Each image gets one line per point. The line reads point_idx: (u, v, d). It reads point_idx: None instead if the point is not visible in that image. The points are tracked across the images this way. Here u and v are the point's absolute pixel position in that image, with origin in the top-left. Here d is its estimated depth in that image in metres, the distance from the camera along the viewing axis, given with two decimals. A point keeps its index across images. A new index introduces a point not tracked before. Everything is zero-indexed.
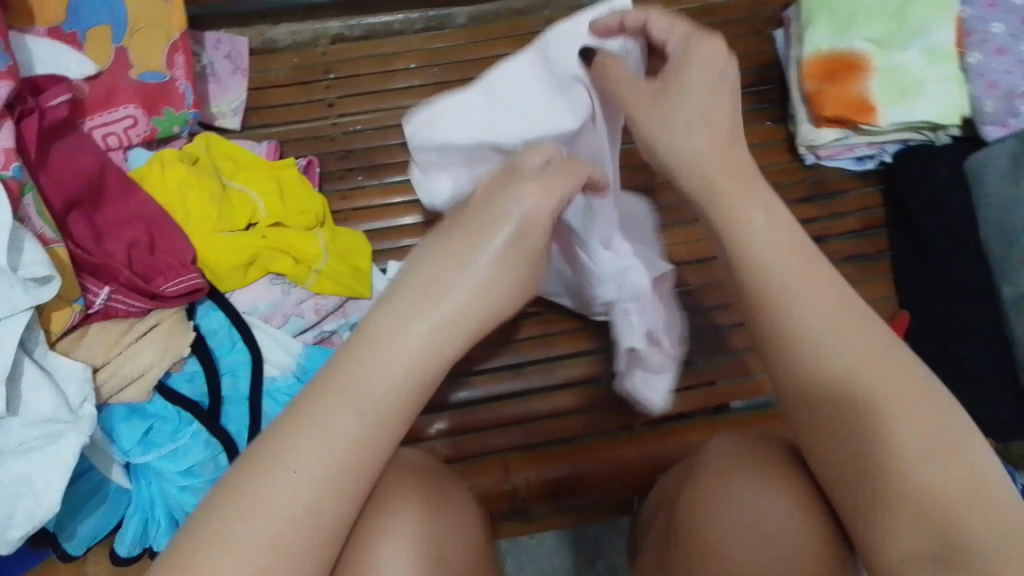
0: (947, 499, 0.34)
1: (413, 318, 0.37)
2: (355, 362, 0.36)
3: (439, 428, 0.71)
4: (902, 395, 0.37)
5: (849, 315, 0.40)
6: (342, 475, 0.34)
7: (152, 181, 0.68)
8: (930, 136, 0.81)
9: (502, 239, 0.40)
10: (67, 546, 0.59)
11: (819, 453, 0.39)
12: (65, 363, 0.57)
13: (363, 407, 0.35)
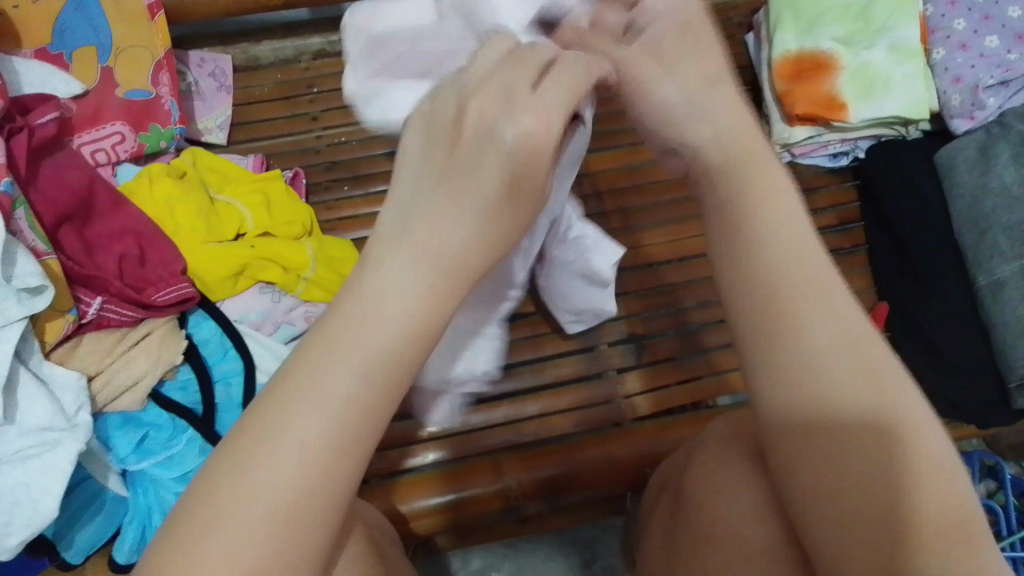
0: (926, 510, 0.31)
1: (394, 281, 0.32)
2: (336, 323, 0.31)
3: (433, 430, 0.71)
4: (906, 411, 0.33)
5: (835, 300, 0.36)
6: (330, 454, 0.29)
7: (141, 196, 0.69)
8: (902, 131, 0.83)
9: (497, 187, 0.36)
10: (66, 555, 0.61)
11: (804, 456, 0.35)
12: (59, 372, 0.58)
13: (359, 367, 0.30)
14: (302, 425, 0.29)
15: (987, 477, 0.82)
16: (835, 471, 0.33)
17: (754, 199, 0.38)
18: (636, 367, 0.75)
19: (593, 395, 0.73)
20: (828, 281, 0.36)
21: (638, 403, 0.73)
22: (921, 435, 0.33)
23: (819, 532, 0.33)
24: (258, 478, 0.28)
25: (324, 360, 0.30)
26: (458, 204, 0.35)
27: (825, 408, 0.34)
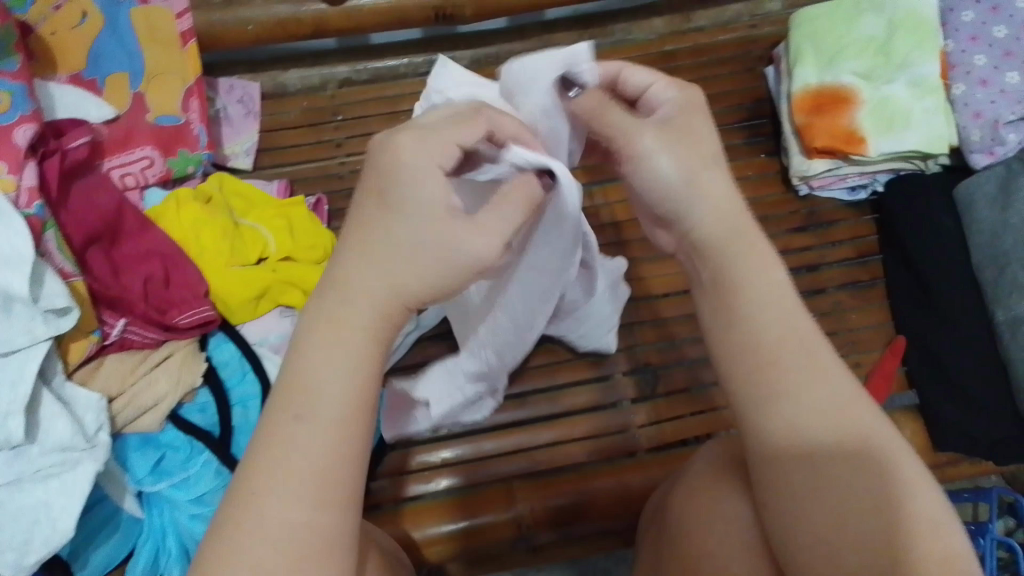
0: (910, 524, 0.36)
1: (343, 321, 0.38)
2: (298, 378, 0.37)
3: (446, 456, 0.72)
4: (881, 438, 0.38)
5: (799, 337, 0.40)
6: (322, 502, 0.34)
7: (167, 219, 0.71)
8: (920, 165, 0.84)
9: (392, 221, 0.40)
10: (81, 574, 0.61)
11: (775, 482, 0.39)
12: (81, 393, 0.59)
13: (308, 416, 0.36)
14: (297, 480, 0.34)
15: (1006, 515, 0.81)
16: (840, 522, 0.36)
17: (737, 271, 0.42)
18: (650, 398, 0.74)
19: (608, 425, 0.73)
20: (800, 342, 0.40)
21: (652, 433, 0.73)
22: (916, 489, 0.37)
23: (803, 551, 0.37)
24: (263, 530, 0.33)
25: (295, 418, 0.36)
26: (363, 238, 0.40)
27: (820, 462, 0.38)
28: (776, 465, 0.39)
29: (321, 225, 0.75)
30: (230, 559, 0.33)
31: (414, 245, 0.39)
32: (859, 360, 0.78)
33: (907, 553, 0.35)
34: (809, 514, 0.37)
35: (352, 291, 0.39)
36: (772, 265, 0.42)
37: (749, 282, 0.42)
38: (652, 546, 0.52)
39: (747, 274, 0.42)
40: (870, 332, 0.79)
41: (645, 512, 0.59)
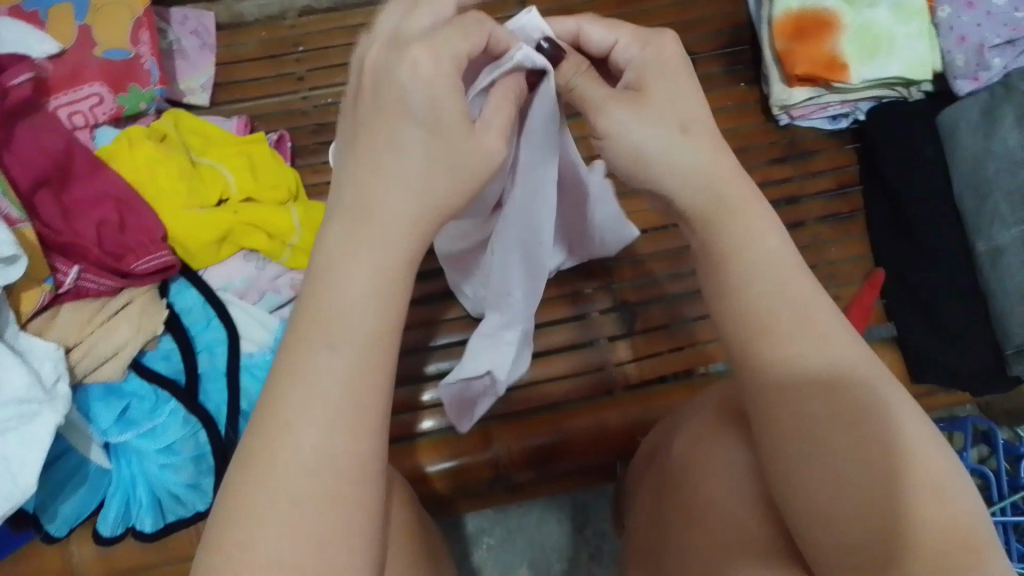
0: (910, 460, 0.35)
1: (363, 247, 0.35)
2: (315, 307, 0.35)
3: (430, 397, 0.70)
4: (869, 373, 0.37)
5: (786, 274, 0.39)
6: (350, 433, 0.33)
7: (120, 159, 0.68)
8: (903, 92, 0.82)
9: (415, 132, 0.37)
10: (50, 527, 0.60)
11: (774, 428, 0.38)
12: (37, 343, 0.57)
13: (338, 342, 0.34)
14: (319, 409, 0.32)
15: (980, 443, 0.81)
16: (835, 474, 0.36)
17: (736, 230, 0.40)
18: (629, 335, 0.73)
19: (586, 364, 0.72)
20: (796, 286, 0.39)
21: (630, 369, 0.72)
22: (917, 441, 0.36)
23: (802, 498, 0.37)
24: (287, 473, 0.32)
25: (327, 348, 0.33)
26: (377, 155, 0.37)
27: (814, 410, 0.37)
28: (770, 409, 0.38)
29: (285, 163, 0.71)
30: (247, 510, 0.31)
31: (426, 155, 0.37)
32: (838, 293, 0.77)
33: (900, 511, 0.34)
34: (804, 463, 0.36)
35: (369, 211, 0.36)
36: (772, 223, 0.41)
37: (768, 244, 0.40)
38: (654, 491, 0.52)
39: (754, 228, 0.40)
40: (850, 265, 0.78)
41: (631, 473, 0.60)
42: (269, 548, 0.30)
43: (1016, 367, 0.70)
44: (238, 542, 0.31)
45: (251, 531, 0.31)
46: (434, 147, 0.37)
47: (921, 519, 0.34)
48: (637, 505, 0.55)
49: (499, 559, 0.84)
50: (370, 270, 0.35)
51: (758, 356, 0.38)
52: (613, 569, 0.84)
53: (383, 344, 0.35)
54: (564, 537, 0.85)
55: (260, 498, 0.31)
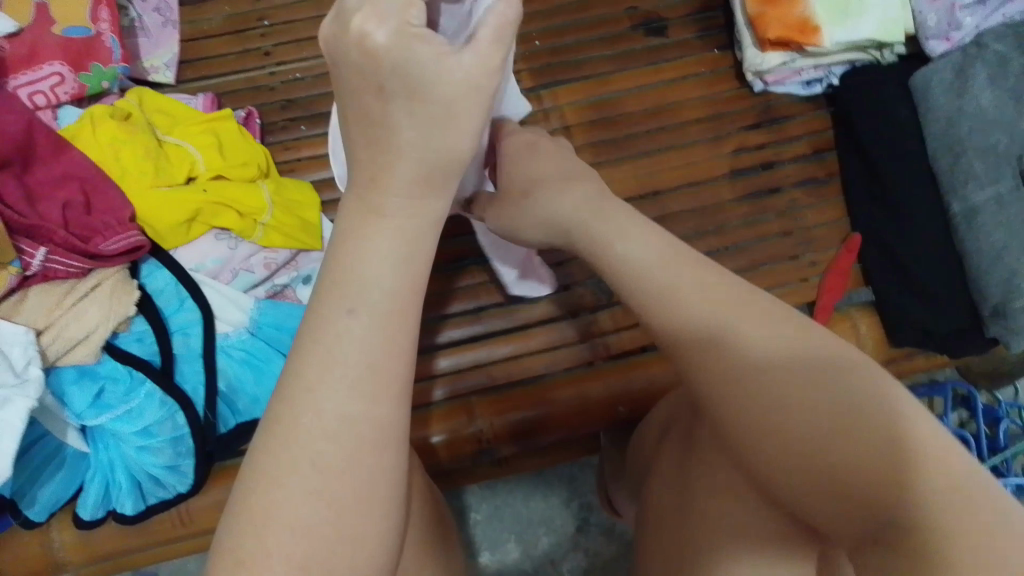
0: (879, 391, 0.34)
1: (378, 238, 0.32)
2: (343, 266, 0.32)
3: (445, 364, 0.71)
4: (809, 332, 0.37)
5: (695, 269, 0.41)
6: (367, 393, 0.31)
7: (83, 139, 0.66)
8: (876, 56, 0.81)
9: (401, 107, 0.32)
10: (29, 513, 0.60)
11: (748, 413, 0.37)
12: (5, 327, 0.57)
13: (360, 303, 0.31)
14: (346, 371, 0.31)
15: (959, 407, 0.83)
16: (808, 434, 0.35)
17: (630, 249, 0.43)
18: (608, 306, 0.73)
19: (564, 337, 0.72)
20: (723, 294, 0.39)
21: (611, 341, 0.72)
22: (909, 409, 0.34)
23: (795, 470, 0.36)
24: (319, 435, 0.30)
25: (347, 311, 0.31)
26: (381, 138, 0.33)
27: (793, 390, 0.36)
28: (743, 399, 0.37)
29: (253, 140, 0.71)
30: (268, 483, 0.30)
31: (425, 114, 0.33)
32: (815, 259, 0.78)
33: (898, 479, 0.31)
34: (789, 445, 0.35)
35: (392, 177, 0.33)
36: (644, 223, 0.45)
37: (617, 250, 0.43)
38: (678, 454, 0.51)
39: (613, 239, 0.44)
40: (826, 230, 0.79)
41: (649, 437, 0.59)
42: (294, 513, 0.30)
43: (994, 329, 0.70)
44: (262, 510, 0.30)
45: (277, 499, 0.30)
46: (428, 104, 0.33)
47: (915, 444, 0.32)
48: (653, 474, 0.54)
49: (487, 536, 0.84)
50: (411, 233, 0.32)
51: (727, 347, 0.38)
52: (601, 540, 0.85)
53: (414, 298, 0.32)
54: (552, 511, 0.85)
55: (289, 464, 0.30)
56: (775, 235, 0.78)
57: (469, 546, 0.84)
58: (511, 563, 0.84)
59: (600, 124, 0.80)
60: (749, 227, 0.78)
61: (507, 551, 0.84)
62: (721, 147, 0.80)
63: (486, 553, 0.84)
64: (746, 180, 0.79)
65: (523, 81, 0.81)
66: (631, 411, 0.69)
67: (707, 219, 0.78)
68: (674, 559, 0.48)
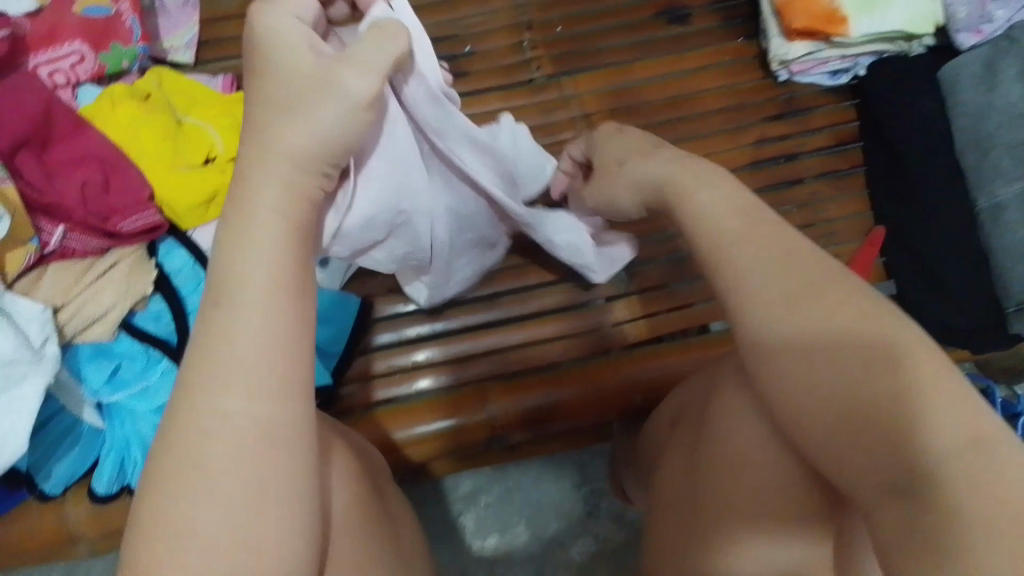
0: (913, 363, 0.35)
1: (252, 237, 0.34)
2: (226, 229, 0.35)
3: (423, 356, 0.70)
4: (842, 299, 0.38)
5: (753, 220, 0.42)
6: (257, 390, 0.31)
7: (102, 118, 0.67)
8: (903, 47, 0.80)
9: (283, 102, 0.38)
10: (44, 487, 0.61)
11: (781, 380, 0.38)
12: (23, 304, 0.57)
13: (227, 298, 0.33)
14: (228, 370, 0.31)
15: None
16: (840, 407, 0.36)
17: (696, 211, 0.44)
18: (625, 294, 0.73)
19: (580, 324, 0.72)
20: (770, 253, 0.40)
21: (627, 330, 0.72)
22: (928, 366, 0.35)
23: (825, 443, 0.37)
24: (215, 433, 0.31)
25: (215, 305, 0.33)
26: (265, 107, 0.38)
27: (818, 356, 0.37)
28: (773, 366, 0.39)
29: None
30: (160, 485, 0.30)
31: (292, 92, 0.38)
32: (836, 251, 0.77)
33: (919, 433, 0.33)
34: (815, 408, 0.37)
35: (265, 150, 0.37)
36: (724, 178, 0.45)
37: (698, 198, 0.44)
38: (686, 443, 0.51)
39: (693, 189, 0.45)
40: (849, 222, 0.78)
41: (659, 426, 0.59)
42: (203, 526, 0.29)
43: (1017, 325, 0.69)
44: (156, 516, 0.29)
45: (177, 500, 0.29)
46: (298, 87, 0.38)
47: (932, 422, 0.33)
48: (665, 467, 0.54)
49: (496, 519, 0.85)
50: (275, 211, 0.35)
51: (743, 319, 0.40)
52: (611, 526, 0.85)
53: (285, 295, 0.34)
54: (562, 496, 0.85)
55: (182, 465, 0.30)
56: (796, 226, 0.77)
57: (478, 528, 0.84)
58: (520, 547, 0.84)
59: (624, 110, 0.79)
60: None
61: (516, 534, 0.84)
62: (742, 137, 0.79)
63: (495, 536, 0.84)
64: (767, 171, 0.78)
65: (544, 66, 0.80)
66: (646, 401, 0.70)
67: None
68: (688, 545, 0.48)
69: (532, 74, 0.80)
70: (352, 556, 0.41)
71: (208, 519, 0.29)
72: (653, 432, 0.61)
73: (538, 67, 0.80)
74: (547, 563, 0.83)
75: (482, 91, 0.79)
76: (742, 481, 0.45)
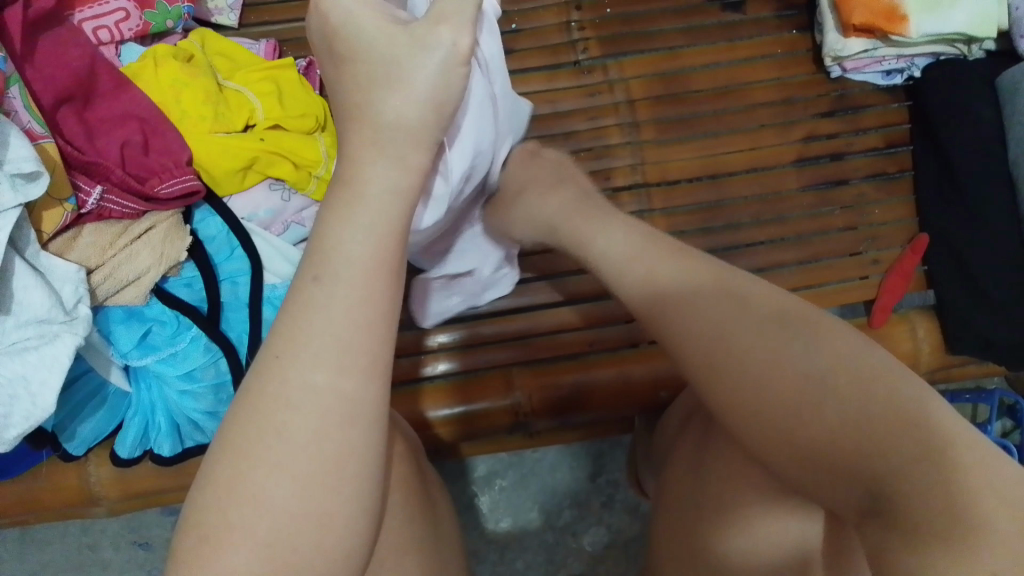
0: (927, 403, 0.33)
1: (355, 219, 0.33)
2: (332, 206, 0.34)
3: (444, 340, 0.69)
4: (832, 336, 0.37)
5: (671, 255, 0.44)
6: (343, 366, 0.31)
7: (145, 78, 0.65)
8: (963, 50, 0.77)
9: (380, 78, 0.37)
10: (68, 447, 0.62)
11: (765, 415, 0.37)
12: (58, 264, 0.56)
13: (326, 273, 0.32)
14: (319, 344, 0.31)
15: (1005, 416, 0.79)
16: (834, 439, 0.34)
17: (617, 261, 0.47)
18: None
19: (610, 316, 0.70)
20: (681, 274, 0.42)
21: None
22: (886, 368, 0.35)
23: (821, 477, 0.35)
24: (292, 411, 0.31)
25: (312, 279, 0.32)
26: (360, 85, 0.37)
27: (807, 394, 0.35)
28: (748, 401, 0.37)
29: (311, 91, 0.70)
30: (236, 457, 0.31)
31: (385, 63, 0.37)
32: (878, 257, 0.75)
33: (887, 438, 0.32)
34: (779, 422, 0.36)
35: (372, 125, 0.36)
36: (627, 226, 0.50)
37: (600, 248, 0.49)
38: None
39: (602, 239, 0.49)
40: (891, 228, 0.76)
41: (670, 424, 0.57)
42: (280, 498, 0.30)
43: None
44: (224, 482, 0.30)
45: (249, 471, 0.30)
46: (390, 58, 0.37)
47: (958, 464, 0.31)
48: (675, 460, 0.51)
49: (511, 502, 0.84)
50: (385, 183, 0.35)
51: (691, 344, 0.40)
52: (624, 518, 0.84)
53: (379, 273, 0.33)
54: (577, 484, 0.85)
55: (259, 436, 0.31)
56: (837, 229, 0.75)
57: (492, 510, 0.84)
58: (532, 532, 0.84)
59: (666, 99, 0.77)
60: (809, 219, 0.75)
61: (529, 519, 0.84)
62: (789, 134, 0.77)
63: (508, 519, 0.84)
64: (812, 170, 0.76)
65: (590, 49, 0.78)
66: (672, 397, 0.68)
67: (766, 207, 0.75)
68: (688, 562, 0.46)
69: (578, 56, 0.78)
70: (397, 538, 0.41)
71: (275, 493, 0.30)
72: (665, 428, 0.58)
73: (584, 49, 0.79)
74: (557, 551, 0.83)
75: (526, 71, 0.78)
76: (753, 488, 0.42)
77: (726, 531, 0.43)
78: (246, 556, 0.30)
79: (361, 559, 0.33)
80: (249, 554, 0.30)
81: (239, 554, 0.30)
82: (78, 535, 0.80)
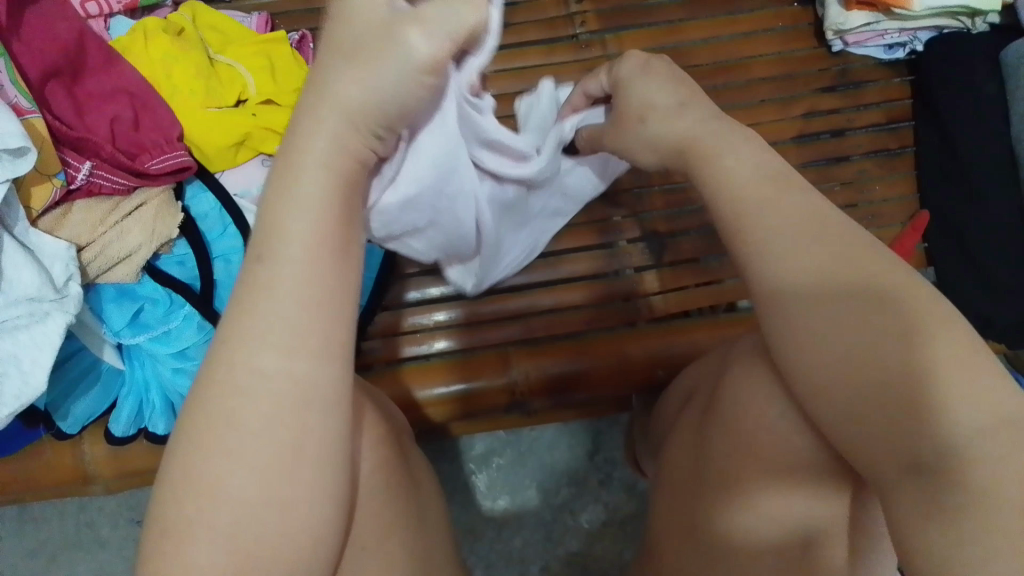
0: (958, 395, 0.31)
1: (299, 204, 0.32)
2: (276, 182, 0.33)
3: (440, 318, 0.69)
4: (899, 300, 0.33)
5: (766, 174, 0.38)
6: (293, 350, 0.31)
7: (134, 52, 0.65)
8: (967, 24, 0.77)
9: (350, 66, 0.34)
10: (62, 425, 0.62)
11: (805, 385, 0.35)
12: (47, 241, 0.56)
13: (268, 254, 0.32)
14: (269, 328, 0.31)
15: None
16: (866, 422, 0.33)
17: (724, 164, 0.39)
18: (656, 267, 0.70)
19: (609, 294, 0.69)
20: (791, 211, 0.37)
21: (655, 301, 0.69)
22: (934, 342, 0.32)
23: (856, 452, 0.35)
24: (246, 397, 0.31)
25: (256, 260, 0.32)
26: (328, 53, 0.35)
27: (842, 371, 0.34)
28: (795, 366, 0.35)
29: (304, 65, 0.69)
30: (192, 449, 0.31)
31: (357, 42, 0.34)
32: (877, 235, 0.73)
33: (915, 413, 0.32)
34: (819, 399, 0.35)
35: (323, 105, 0.33)
36: (750, 137, 0.40)
37: (724, 162, 0.39)
38: None
39: (719, 146, 0.40)
40: (894, 206, 0.74)
41: (670, 403, 0.56)
42: (237, 490, 0.30)
43: None
44: (182, 474, 0.31)
45: (204, 462, 0.30)
46: (364, 38, 0.34)
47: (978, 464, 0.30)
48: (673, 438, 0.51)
49: (508, 481, 0.84)
50: (321, 161, 0.33)
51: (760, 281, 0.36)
52: (621, 496, 0.84)
53: (327, 252, 0.33)
54: (574, 462, 0.85)
55: (214, 425, 0.31)
56: (839, 206, 0.74)
57: (490, 488, 0.84)
58: (529, 510, 0.83)
59: None
60: None
61: (526, 497, 0.84)
62: (792, 109, 0.76)
63: (506, 497, 0.84)
64: (814, 146, 0.75)
65: (590, 21, 0.77)
66: (669, 375, 0.68)
67: None
68: (685, 541, 0.46)
69: (575, 31, 0.77)
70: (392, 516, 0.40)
71: (235, 482, 0.30)
72: (665, 409, 0.57)
73: (582, 22, 0.77)
74: (555, 528, 0.83)
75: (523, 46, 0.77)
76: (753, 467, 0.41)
77: (726, 513, 0.42)
78: (208, 549, 0.30)
79: (334, 540, 0.33)
80: (211, 547, 0.30)
81: (200, 547, 0.30)
82: (76, 514, 0.80)
